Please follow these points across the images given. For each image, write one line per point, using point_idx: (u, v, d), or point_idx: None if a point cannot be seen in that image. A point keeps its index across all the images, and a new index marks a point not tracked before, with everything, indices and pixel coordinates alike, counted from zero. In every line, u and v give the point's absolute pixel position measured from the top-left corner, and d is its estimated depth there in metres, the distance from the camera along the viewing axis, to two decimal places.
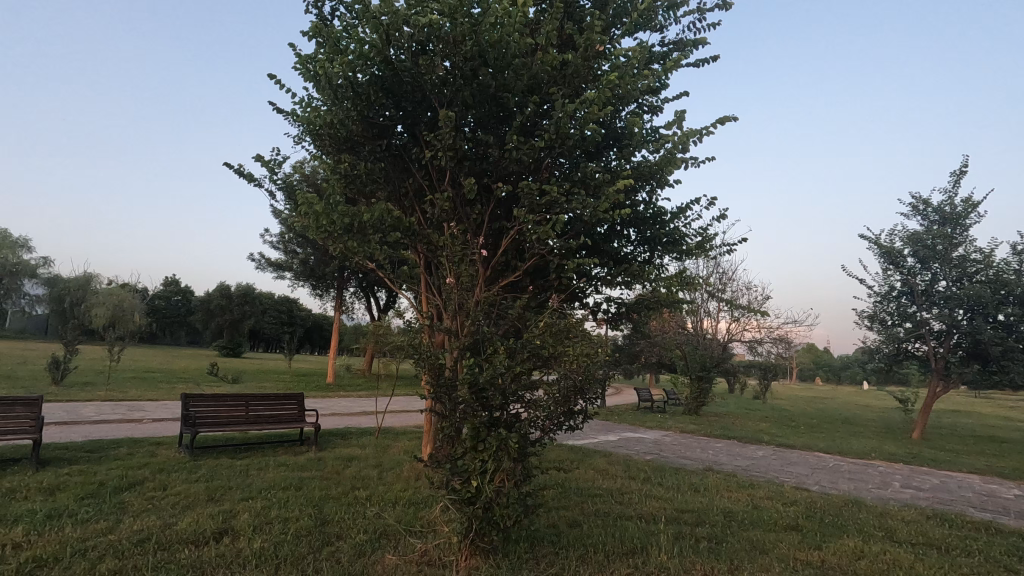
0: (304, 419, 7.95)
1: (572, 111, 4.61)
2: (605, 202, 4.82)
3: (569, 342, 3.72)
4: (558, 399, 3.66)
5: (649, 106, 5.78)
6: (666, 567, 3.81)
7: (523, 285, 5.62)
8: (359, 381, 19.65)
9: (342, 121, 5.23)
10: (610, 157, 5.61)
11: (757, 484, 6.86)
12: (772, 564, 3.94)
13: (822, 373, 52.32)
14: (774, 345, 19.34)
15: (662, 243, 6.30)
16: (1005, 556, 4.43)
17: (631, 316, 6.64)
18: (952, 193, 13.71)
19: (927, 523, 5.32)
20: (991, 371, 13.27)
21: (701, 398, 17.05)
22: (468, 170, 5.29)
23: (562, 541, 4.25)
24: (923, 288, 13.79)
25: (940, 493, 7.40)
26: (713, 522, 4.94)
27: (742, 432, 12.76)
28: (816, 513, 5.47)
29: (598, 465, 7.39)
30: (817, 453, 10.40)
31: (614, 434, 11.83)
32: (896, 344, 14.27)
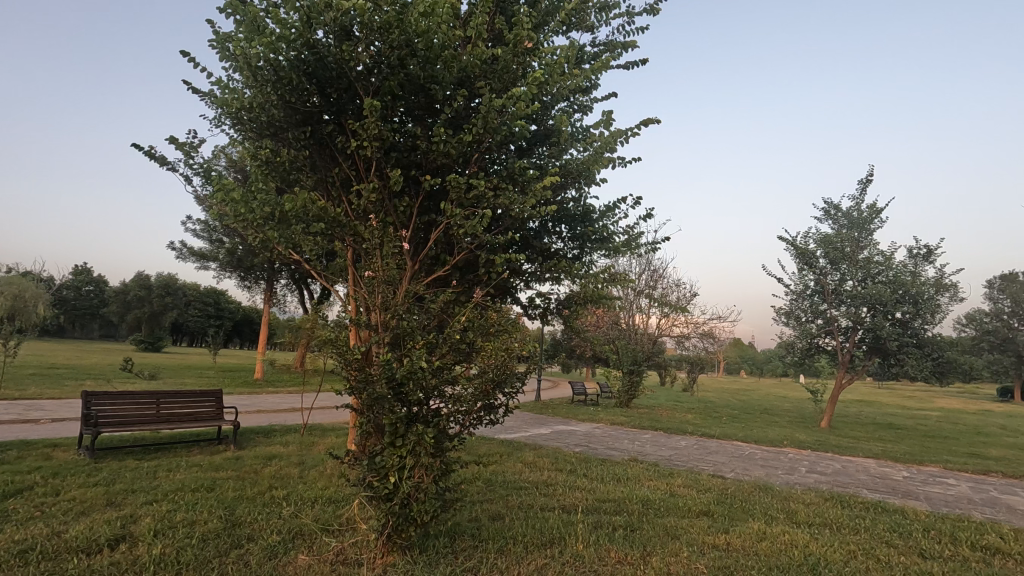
0: (223, 417, 7.58)
1: (500, 106, 4.60)
2: (532, 198, 4.87)
3: (491, 337, 3.75)
4: (478, 393, 3.66)
5: (579, 105, 5.88)
6: (581, 556, 3.92)
7: (453, 280, 5.60)
8: (287, 376, 18.94)
9: (262, 104, 4.99)
10: (540, 154, 5.66)
11: (677, 472, 7.16)
12: (681, 549, 4.14)
13: (747, 367, 55.40)
14: (700, 340, 20.30)
15: (591, 241, 6.43)
16: (887, 532, 4.86)
17: (562, 312, 6.75)
18: (859, 199, 14.80)
19: (825, 505, 5.75)
20: (890, 364, 14.49)
21: (632, 391, 17.71)
22: (395, 161, 5.20)
23: (482, 535, 4.25)
24: (833, 287, 14.87)
25: (840, 476, 8.01)
26: (631, 511, 5.13)
27: (669, 423, 13.29)
28: (726, 498, 5.78)
29: (527, 458, 7.48)
30: (735, 442, 11.01)
31: (546, 427, 12.03)
32: (808, 339, 15.37)
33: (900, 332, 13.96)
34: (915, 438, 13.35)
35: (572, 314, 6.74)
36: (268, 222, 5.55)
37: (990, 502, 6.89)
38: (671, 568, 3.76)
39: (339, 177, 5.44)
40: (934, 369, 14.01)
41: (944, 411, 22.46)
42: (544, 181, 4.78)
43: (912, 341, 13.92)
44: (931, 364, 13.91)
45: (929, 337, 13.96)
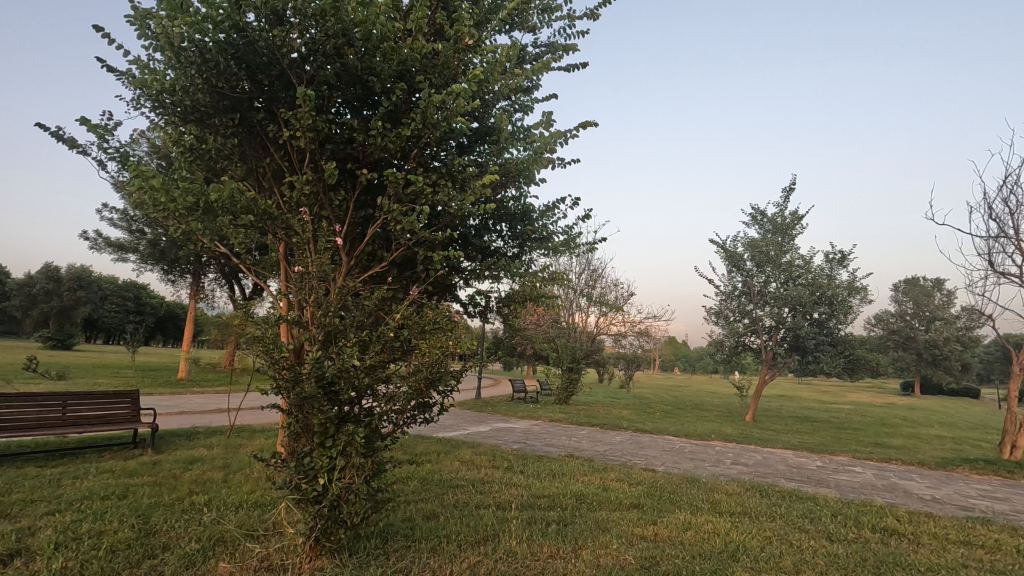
0: (139, 419, 7.11)
1: (439, 101, 4.55)
2: (471, 196, 4.85)
3: (426, 334, 3.72)
4: (412, 391, 3.62)
5: (520, 104, 5.92)
6: (514, 552, 3.95)
7: (390, 277, 5.50)
8: (214, 375, 17.98)
9: (186, 88, 4.70)
10: (480, 153, 5.66)
11: (610, 467, 7.36)
12: (612, 541, 4.26)
13: (680, 364, 57.68)
14: (636, 338, 20.97)
15: (531, 239, 6.49)
16: (800, 518, 5.20)
17: (501, 310, 6.78)
18: (783, 206, 15.71)
19: (747, 494, 6.09)
20: (807, 361, 15.52)
21: (571, 388, 18.03)
22: (331, 153, 5.05)
23: (415, 535, 4.20)
24: (758, 289, 15.74)
25: (761, 467, 8.48)
26: (565, 505, 5.23)
27: (605, 419, 13.64)
28: (656, 491, 6.01)
29: (464, 456, 7.46)
30: (666, 436, 11.45)
31: (485, 424, 12.03)
32: (735, 337, 16.25)
33: (817, 331, 14.95)
34: (828, 430, 14.36)
35: (511, 312, 6.78)
36: (192, 212, 5.24)
37: (891, 487, 7.50)
38: (601, 560, 3.87)
39: (270, 167, 5.22)
40: (846, 365, 15.11)
41: (854, 404, 24.30)
42: (483, 179, 4.78)
43: (827, 339, 14.95)
44: (843, 361, 14.98)
45: (842, 336, 14.99)
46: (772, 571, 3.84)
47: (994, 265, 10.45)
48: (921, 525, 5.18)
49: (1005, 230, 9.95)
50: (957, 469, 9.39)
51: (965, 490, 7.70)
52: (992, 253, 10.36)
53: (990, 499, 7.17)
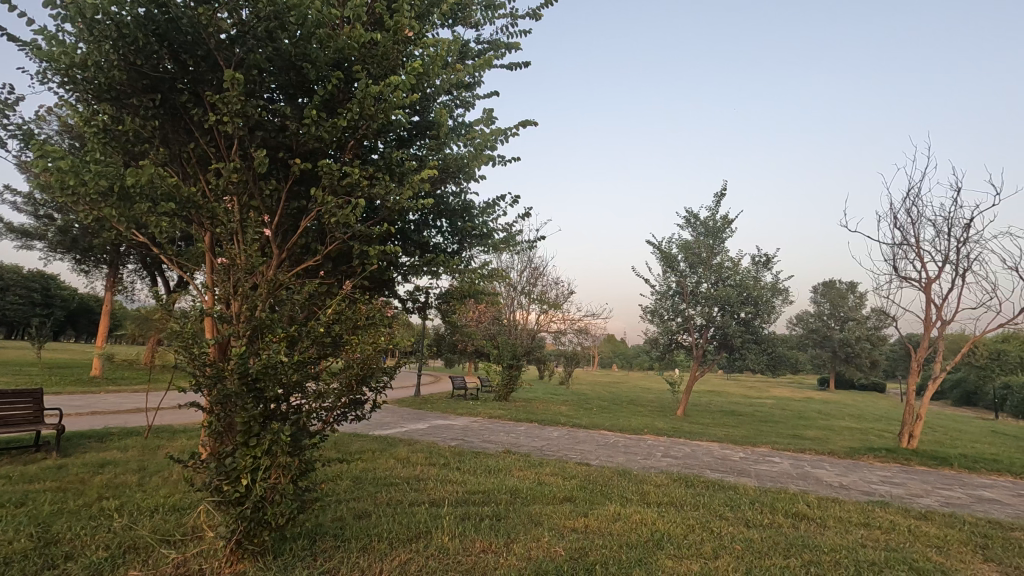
0: (42, 420, 6.56)
1: (377, 93, 4.46)
2: (409, 190, 4.79)
3: (359, 330, 3.65)
4: (343, 388, 3.54)
5: (461, 100, 5.89)
6: (445, 548, 3.95)
7: (324, 271, 5.35)
8: (131, 373, 16.82)
9: (99, 63, 4.36)
10: (419, 147, 5.59)
11: (546, 462, 7.48)
12: (543, 534, 4.34)
13: (618, 361, 59.33)
14: (575, 335, 21.38)
15: (471, 236, 6.48)
16: (721, 506, 5.49)
17: (440, 306, 6.73)
18: (714, 210, 16.45)
19: (674, 485, 6.35)
20: (734, 358, 16.36)
21: (511, 384, 18.01)
22: (261, 141, 4.83)
23: (344, 535, 4.12)
24: (691, 289, 16.42)
25: (689, 459, 8.87)
26: (499, 500, 5.27)
27: (543, 415, 13.84)
28: (588, 484, 6.16)
29: (400, 453, 7.36)
30: (602, 431, 11.76)
31: (422, 421, 11.91)
32: (669, 335, 16.88)
33: (743, 330, 15.79)
34: (751, 423, 15.20)
35: (449, 308, 6.74)
36: (106, 198, 4.87)
37: (805, 475, 8.05)
38: (532, 553, 3.94)
39: (195, 153, 4.93)
40: (768, 362, 16.03)
41: (775, 399, 25.83)
42: (422, 174, 4.74)
43: (752, 337, 15.83)
44: (767, 358, 15.89)
45: (766, 334, 15.88)
46: (693, 557, 4.04)
47: (898, 270, 11.38)
48: (828, 510, 5.58)
49: (908, 238, 10.86)
50: (863, 457, 10.19)
51: (868, 476, 8.37)
52: (896, 260, 11.28)
53: (888, 484, 7.83)
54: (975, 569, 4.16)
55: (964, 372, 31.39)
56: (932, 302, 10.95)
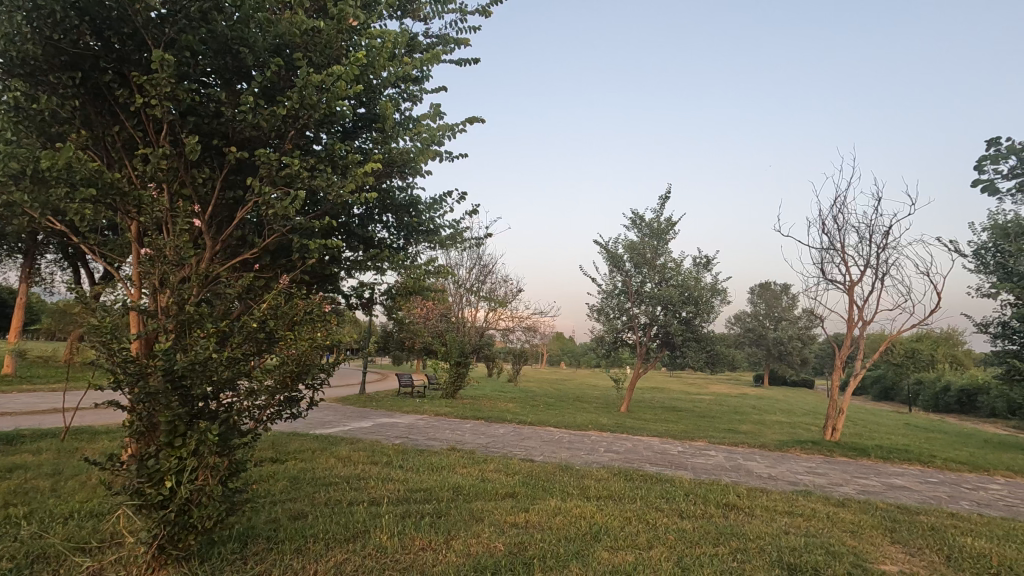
0: None
1: (319, 82, 4.33)
2: (352, 183, 4.68)
3: (295, 326, 3.54)
4: (277, 385, 3.44)
5: (408, 94, 5.81)
6: (384, 547, 3.90)
7: (262, 264, 5.16)
8: (48, 371, 15.64)
9: (9, 36, 4.01)
10: (365, 140, 5.47)
11: (490, 458, 7.50)
12: (484, 530, 4.36)
13: (565, 359, 60.13)
14: (523, 333, 21.55)
15: (417, 231, 6.41)
16: (656, 498, 5.69)
17: (385, 303, 6.62)
18: (659, 212, 16.94)
19: (614, 479, 6.53)
20: (675, 356, 16.95)
21: (458, 382, 17.61)
22: (193, 127, 4.59)
23: (278, 536, 4.00)
24: (635, 288, 16.86)
25: (630, 454, 9.11)
26: (441, 498, 5.26)
27: (490, 412, 13.86)
28: (531, 480, 6.23)
29: (341, 452, 7.20)
30: (547, 427, 11.91)
31: (366, 420, 11.68)
32: (614, 333, 17.28)
33: (684, 329, 16.36)
34: (690, 418, 15.79)
35: (395, 305, 6.63)
36: (17, 182, 4.50)
37: (736, 467, 8.45)
38: (472, 549, 3.95)
39: (120, 137, 4.64)
40: (708, 359, 16.67)
41: (714, 395, 26.92)
42: (365, 167, 4.64)
43: (692, 336, 16.43)
44: (705, 355, 16.52)
45: (705, 332, 16.49)
46: (629, 548, 4.17)
47: (826, 274, 12.07)
48: (755, 499, 5.88)
49: (835, 244, 11.55)
50: (790, 449, 10.78)
51: (794, 467, 8.88)
52: (824, 263, 11.98)
53: (812, 474, 8.34)
54: (883, 551, 4.49)
55: (882, 368, 33.74)
56: (855, 303, 11.70)
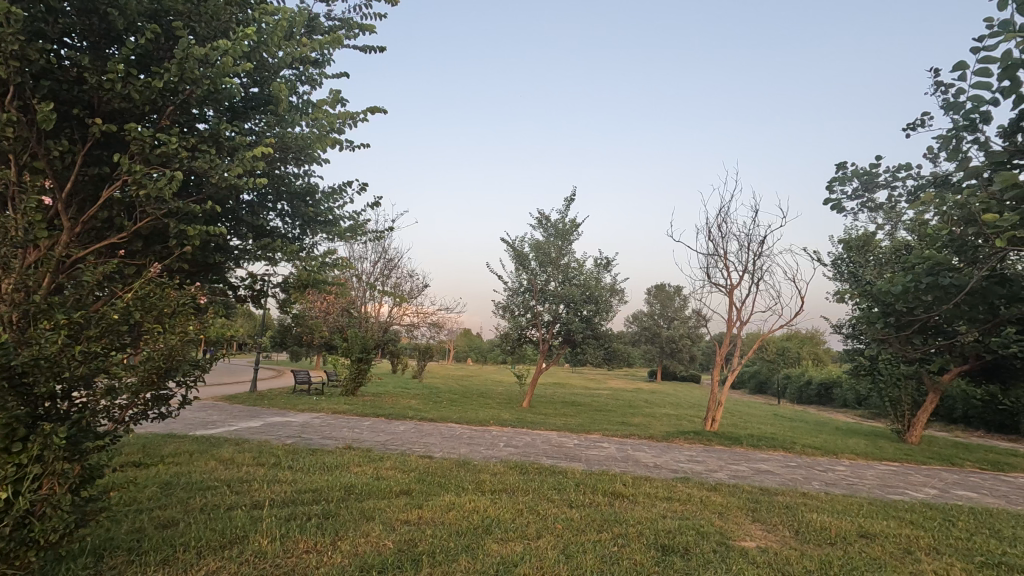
0: None
1: (202, 55, 4.00)
2: (239, 166, 4.39)
3: (165, 319, 3.26)
4: (141, 383, 3.14)
5: (307, 77, 5.52)
6: (263, 552, 3.71)
7: (132, 249, 4.68)
8: None
9: None
10: (256, 122, 5.15)
11: (387, 456, 7.34)
12: (374, 529, 4.28)
13: (472, 354, 60.26)
14: (428, 328, 21.31)
15: (314, 221, 6.12)
16: (549, 490, 5.89)
17: (277, 295, 6.25)
18: (564, 213, 17.44)
19: (510, 472, 6.67)
20: (576, 352, 17.61)
21: (359, 378, 17.10)
22: (49, 93, 4.07)
23: (141, 548, 3.67)
24: (540, 286, 17.26)
25: (528, 448, 9.33)
26: (330, 498, 5.08)
27: (391, 409, 13.57)
28: (427, 476, 6.20)
29: (223, 454, 6.73)
30: (448, 424, 11.88)
31: (256, 419, 10.98)
32: (519, 330, 17.58)
33: (585, 327, 17.03)
34: (588, 412, 16.49)
35: (289, 298, 6.29)
36: None
37: (626, 458, 8.96)
38: (360, 549, 3.86)
39: None
40: (605, 356, 17.46)
41: (611, 390, 28.30)
42: (254, 151, 4.37)
43: (591, 333, 17.14)
44: (603, 352, 17.27)
45: (604, 330, 17.23)
46: (518, 538, 4.28)
47: (711, 278, 13.06)
48: (639, 487, 6.26)
49: (719, 250, 12.55)
50: (675, 440, 11.60)
51: (677, 456, 9.56)
52: (710, 268, 12.95)
53: (692, 462, 9.03)
54: (745, 529, 4.97)
55: (758, 365, 37.23)
56: (734, 305, 12.78)
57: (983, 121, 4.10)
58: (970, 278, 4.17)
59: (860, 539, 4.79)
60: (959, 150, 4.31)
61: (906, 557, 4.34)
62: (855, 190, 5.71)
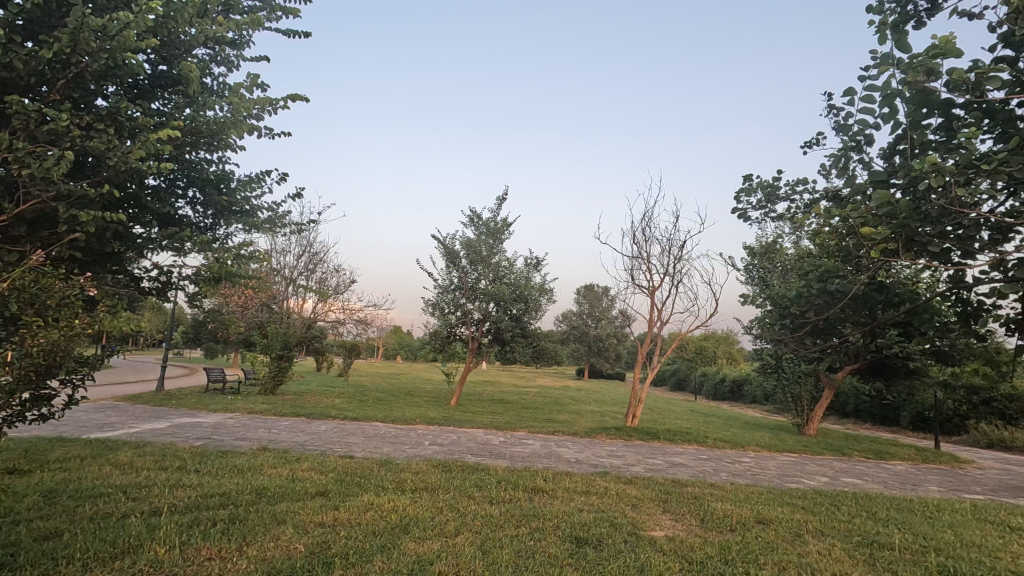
0: None
1: (99, 25, 3.68)
2: (142, 149, 4.08)
3: (44, 312, 2.97)
4: (18, 382, 2.87)
5: (222, 57, 5.22)
6: (160, 561, 3.48)
7: (13, 234, 4.23)
8: None
9: None
10: (164, 102, 4.81)
11: (304, 457, 7.09)
12: (286, 532, 4.13)
13: (401, 352, 59.16)
14: (355, 325, 20.75)
15: (229, 212, 5.78)
16: (471, 488, 5.90)
17: (186, 288, 5.85)
18: (495, 212, 17.49)
19: (434, 471, 6.63)
20: (504, 351, 17.76)
21: (279, 377, 16.35)
22: None
23: (16, 562, 3.33)
24: (470, 284, 17.24)
25: (453, 446, 9.31)
26: (239, 502, 4.83)
27: (313, 409, 13.10)
28: (345, 476, 6.06)
29: (120, 458, 6.23)
30: (372, 423, 11.64)
31: (160, 420, 10.27)
32: (448, 328, 17.48)
33: (514, 325, 17.21)
34: (515, 410, 16.70)
35: (199, 291, 5.91)
36: None
37: (549, 454, 9.15)
38: (268, 554, 3.71)
39: None
40: (533, 354, 17.71)
41: (539, 387, 28.75)
42: (158, 133, 4.07)
43: (520, 332, 17.37)
44: (532, 350, 17.53)
45: (532, 329, 17.48)
46: (435, 537, 4.27)
47: (634, 280, 13.55)
48: (559, 482, 6.43)
49: (642, 254, 13.07)
50: (597, 436, 11.99)
51: (598, 452, 9.88)
52: (634, 271, 13.44)
53: (612, 457, 9.37)
54: (655, 519, 5.23)
55: (678, 363, 39.19)
56: (655, 306, 13.35)
57: (866, 143, 4.51)
58: (854, 285, 4.60)
59: (758, 525, 5.17)
60: (848, 168, 4.71)
61: (796, 540, 4.73)
62: (759, 200, 6.13)
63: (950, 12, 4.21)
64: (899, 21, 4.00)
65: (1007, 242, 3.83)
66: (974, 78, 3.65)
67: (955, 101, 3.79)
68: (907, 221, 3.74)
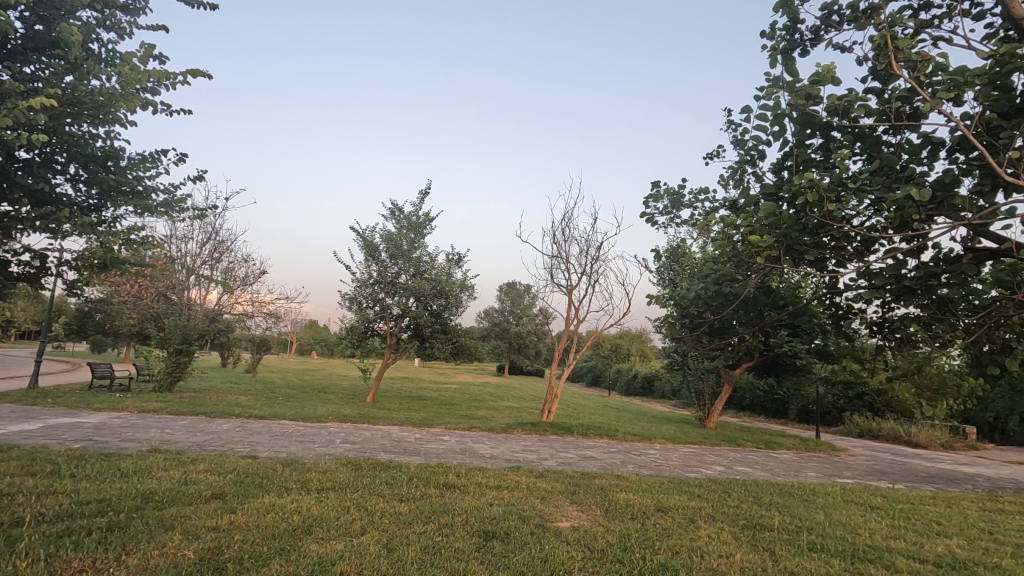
0: None
1: None
2: (9, 117, 3.62)
3: None
4: None
5: (113, 24, 4.74)
6: None
7: None
8: None
9: None
10: (40, 67, 4.33)
11: (200, 458, 6.66)
12: (175, 538, 3.86)
13: (318, 347, 56.98)
14: (265, 319, 19.67)
15: (119, 193, 5.26)
16: (381, 485, 5.79)
17: (64, 275, 5.27)
18: (418, 206, 17.21)
19: (343, 469, 6.43)
20: (424, 346, 17.55)
21: (177, 373, 15.14)
22: None
23: None
24: (390, 278, 16.84)
25: (365, 444, 9.09)
26: (119, 509, 4.44)
27: (214, 406, 12.26)
28: (247, 477, 5.74)
29: None
30: (280, 422, 11.09)
31: (31, 421, 9.18)
32: (365, 323, 16.97)
33: (433, 321, 17.03)
34: (433, 407, 16.54)
35: (81, 279, 5.36)
36: None
37: (464, 450, 9.15)
38: (151, 563, 3.44)
39: None
40: (452, 351, 17.64)
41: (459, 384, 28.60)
42: (30, 100, 3.63)
43: (440, 328, 17.22)
44: (451, 347, 17.46)
45: (452, 325, 17.39)
46: (339, 537, 4.15)
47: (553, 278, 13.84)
48: (471, 477, 6.47)
49: (561, 253, 13.38)
50: (513, 431, 12.15)
51: (513, 447, 10.01)
52: (553, 269, 13.71)
53: (526, 452, 9.54)
54: (562, 511, 5.39)
55: (594, 360, 40.51)
56: (571, 305, 13.71)
57: (759, 158, 4.89)
58: (745, 288, 4.99)
59: (656, 513, 5.48)
60: (743, 180, 5.09)
61: (689, 526, 5.06)
62: (665, 207, 6.47)
63: (830, 45, 4.66)
64: (788, 47, 4.37)
65: (870, 253, 4.32)
66: (845, 104, 4.08)
67: (832, 124, 4.21)
68: (789, 231, 4.12)
